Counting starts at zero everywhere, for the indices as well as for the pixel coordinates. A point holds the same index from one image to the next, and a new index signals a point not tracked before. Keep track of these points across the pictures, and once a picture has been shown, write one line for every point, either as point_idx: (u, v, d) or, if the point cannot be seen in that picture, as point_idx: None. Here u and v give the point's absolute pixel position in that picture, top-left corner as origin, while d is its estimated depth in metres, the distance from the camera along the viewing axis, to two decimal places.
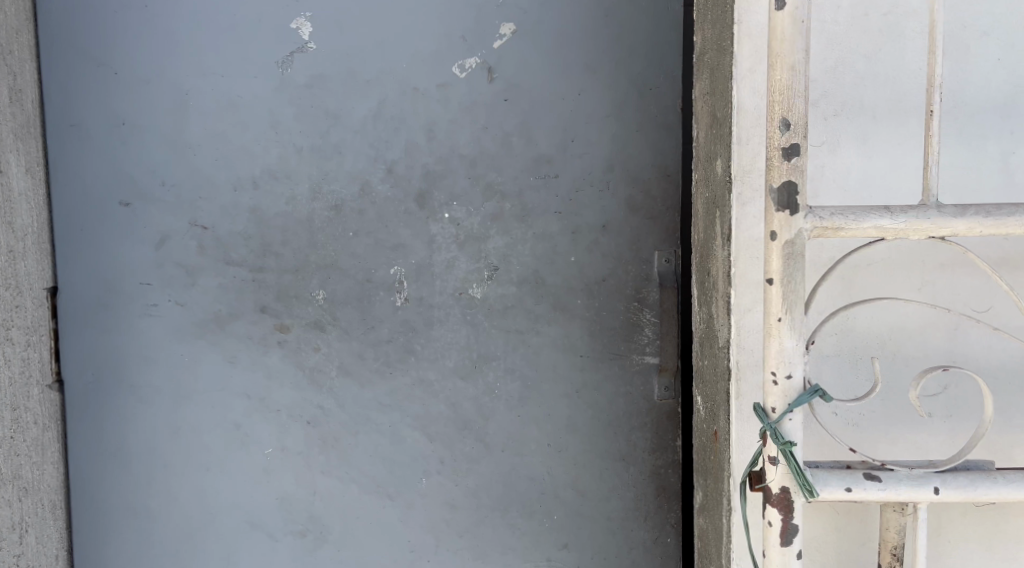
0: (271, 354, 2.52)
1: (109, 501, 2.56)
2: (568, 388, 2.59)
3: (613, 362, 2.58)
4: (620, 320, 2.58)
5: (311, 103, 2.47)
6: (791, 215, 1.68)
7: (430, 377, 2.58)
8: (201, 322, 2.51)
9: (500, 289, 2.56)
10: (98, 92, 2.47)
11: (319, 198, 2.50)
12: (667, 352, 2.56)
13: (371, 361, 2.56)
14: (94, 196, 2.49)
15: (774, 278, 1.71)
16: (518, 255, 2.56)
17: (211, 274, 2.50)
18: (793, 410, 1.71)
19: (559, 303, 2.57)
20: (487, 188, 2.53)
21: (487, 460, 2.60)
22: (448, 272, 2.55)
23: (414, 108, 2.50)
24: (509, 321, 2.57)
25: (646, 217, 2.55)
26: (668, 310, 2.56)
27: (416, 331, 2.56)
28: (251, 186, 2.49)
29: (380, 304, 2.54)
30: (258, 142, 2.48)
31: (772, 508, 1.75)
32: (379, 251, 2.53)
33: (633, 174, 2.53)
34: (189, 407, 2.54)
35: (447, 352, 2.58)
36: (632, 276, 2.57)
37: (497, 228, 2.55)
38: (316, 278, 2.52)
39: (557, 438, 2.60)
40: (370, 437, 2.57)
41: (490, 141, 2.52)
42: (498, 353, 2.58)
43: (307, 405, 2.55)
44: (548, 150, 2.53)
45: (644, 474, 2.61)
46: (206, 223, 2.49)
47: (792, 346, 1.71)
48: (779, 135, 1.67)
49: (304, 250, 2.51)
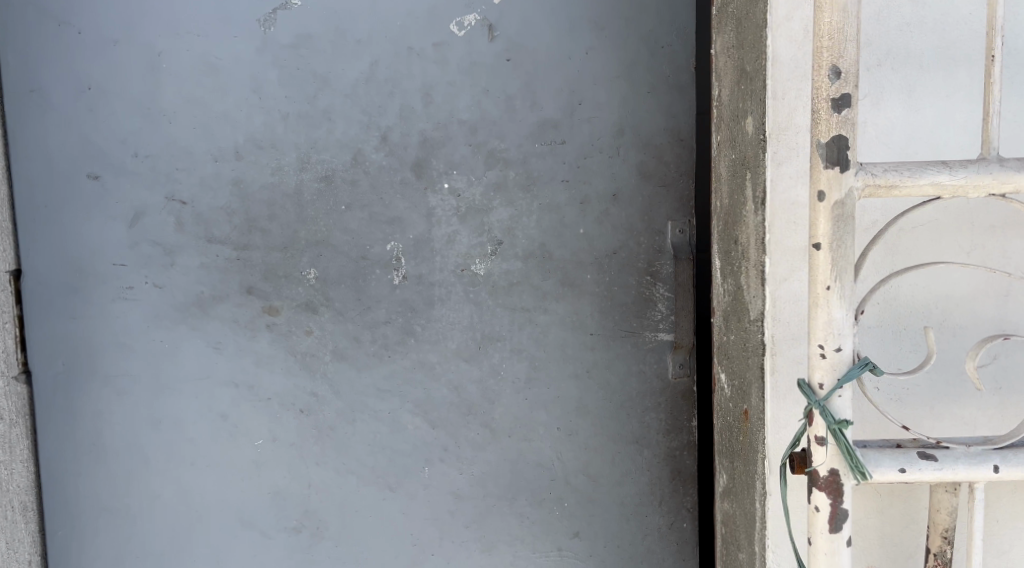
0: (259, 339, 2.33)
1: (86, 502, 2.37)
2: (578, 369, 2.44)
3: (625, 340, 2.43)
4: (632, 296, 2.42)
5: (297, 64, 2.27)
6: (841, 172, 1.53)
7: (431, 360, 2.41)
8: (182, 305, 2.31)
9: (505, 264, 2.40)
10: (60, 55, 2.25)
11: (307, 168, 2.31)
12: (682, 328, 2.42)
13: (368, 344, 2.38)
14: (60, 170, 2.28)
15: (821, 243, 1.56)
16: (524, 228, 2.39)
17: (192, 254, 2.30)
18: (843, 385, 1.56)
19: (568, 278, 2.41)
20: (489, 156, 2.36)
21: (493, 446, 2.45)
22: (448, 247, 2.38)
23: (410, 70, 2.31)
24: (514, 299, 2.41)
25: (658, 185, 2.39)
26: (683, 283, 2.41)
27: (416, 311, 2.39)
28: (233, 156, 2.28)
29: (376, 283, 2.36)
30: (240, 108, 2.27)
31: (819, 492, 1.60)
32: (373, 226, 2.35)
33: (645, 139, 2.38)
34: (170, 397, 2.34)
35: (449, 332, 2.41)
36: (645, 249, 2.41)
37: (500, 199, 2.38)
38: (306, 255, 2.33)
39: (567, 421, 2.45)
40: (368, 426, 2.40)
41: (492, 104, 2.34)
42: (503, 332, 2.42)
43: (299, 392, 2.36)
44: (554, 114, 2.36)
45: (659, 457, 2.47)
46: (185, 198, 2.28)
47: (842, 317, 1.56)
48: (828, 85, 1.52)
49: (293, 225, 2.32)
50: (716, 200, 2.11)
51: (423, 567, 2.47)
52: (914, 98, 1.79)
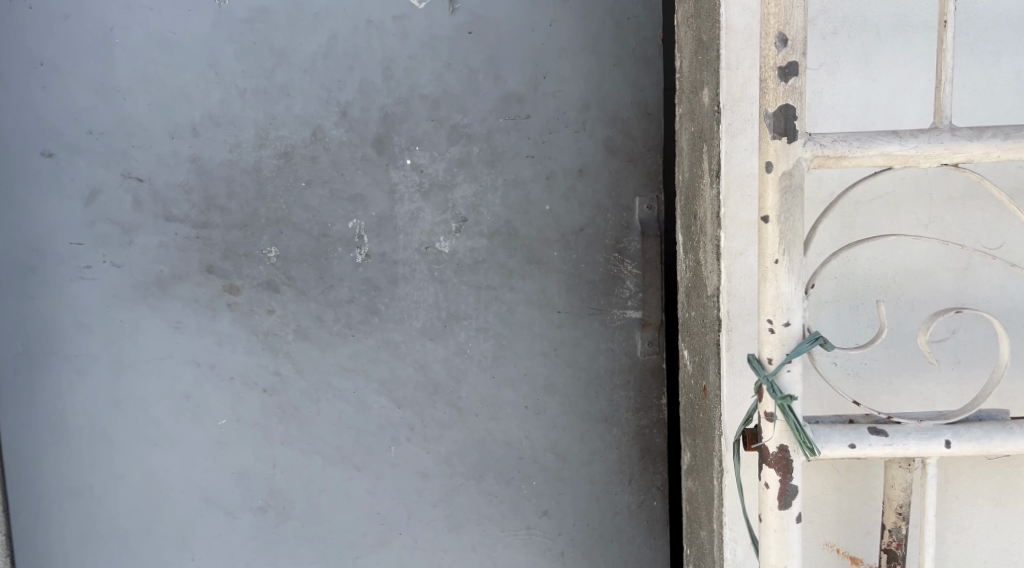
0: (220, 319, 2.31)
1: (50, 482, 2.36)
2: (545, 347, 2.42)
3: (593, 318, 2.41)
4: (600, 273, 2.40)
5: (253, 39, 2.24)
6: (789, 142, 1.49)
7: (395, 339, 2.39)
8: (141, 285, 2.29)
9: (469, 242, 2.38)
10: (11, 31, 2.21)
11: (266, 145, 2.28)
12: (650, 306, 2.41)
13: (332, 323, 2.36)
14: (15, 148, 2.25)
15: (770, 216, 1.52)
16: (488, 205, 2.36)
17: (150, 232, 2.27)
18: (791, 360, 1.53)
19: (535, 256, 2.39)
20: (452, 131, 2.33)
21: (460, 426, 2.43)
22: (411, 225, 2.36)
23: (369, 43, 2.27)
24: (480, 277, 2.39)
25: (625, 160, 2.37)
26: (651, 260, 2.39)
27: (380, 289, 2.36)
28: (190, 133, 2.25)
29: (339, 261, 2.34)
30: (196, 84, 2.24)
31: (769, 468, 1.58)
32: (335, 203, 2.32)
33: (611, 112, 2.35)
34: (132, 377, 2.33)
35: (414, 311, 2.39)
36: (612, 225, 2.39)
37: (464, 174, 2.35)
38: (267, 233, 2.30)
39: (534, 400, 2.44)
40: (332, 405, 2.38)
41: (454, 79, 2.31)
42: (469, 311, 2.40)
43: (263, 372, 2.35)
44: (518, 88, 2.33)
45: (628, 435, 2.46)
46: (142, 176, 2.25)
47: (790, 291, 1.53)
48: (775, 53, 1.48)
49: (253, 203, 2.29)
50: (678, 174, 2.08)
51: (391, 546, 2.46)
52: (871, 66, 1.75)
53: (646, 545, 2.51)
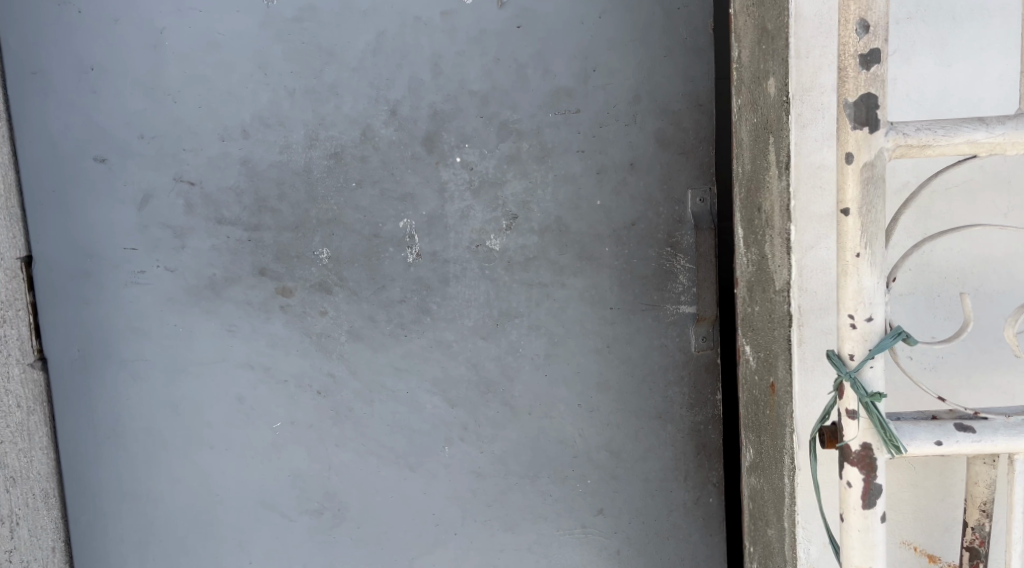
0: (273, 321, 2.29)
1: (107, 487, 2.34)
2: (598, 344, 2.40)
3: (646, 313, 2.40)
4: (652, 268, 2.38)
5: (301, 38, 2.22)
6: (871, 132, 1.45)
7: (448, 339, 2.36)
8: (194, 289, 2.27)
9: (520, 239, 2.35)
10: (61, 36, 2.20)
11: (316, 145, 2.26)
12: (704, 301, 2.38)
13: (384, 324, 2.33)
14: (66, 154, 2.23)
15: (850, 208, 1.48)
16: (539, 201, 2.34)
17: (202, 235, 2.25)
18: (874, 356, 1.50)
19: (586, 252, 2.37)
20: (502, 128, 2.31)
21: (513, 425, 2.41)
22: (462, 223, 2.33)
23: (418, 40, 2.25)
24: (531, 274, 2.37)
25: (677, 151, 2.35)
26: (704, 254, 2.37)
27: (431, 289, 2.34)
28: (240, 135, 2.23)
29: (390, 262, 2.32)
30: (245, 85, 2.22)
31: (851, 467, 1.54)
32: (386, 203, 2.30)
33: (661, 105, 2.33)
34: (186, 382, 2.30)
35: (466, 310, 2.36)
36: (665, 219, 2.37)
37: (514, 171, 2.33)
38: (319, 234, 2.28)
39: (588, 397, 2.41)
40: (386, 406, 2.36)
41: (503, 74, 2.28)
42: (521, 308, 2.38)
43: (316, 374, 2.32)
44: (567, 82, 2.30)
45: (683, 431, 2.44)
46: (193, 179, 2.24)
47: (872, 285, 1.49)
48: (856, 40, 1.43)
49: (303, 204, 2.27)
50: (737, 166, 2.04)
51: (446, 546, 2.44)
52: (946, 54, 1.71)
53: (702, 542, 2.48)
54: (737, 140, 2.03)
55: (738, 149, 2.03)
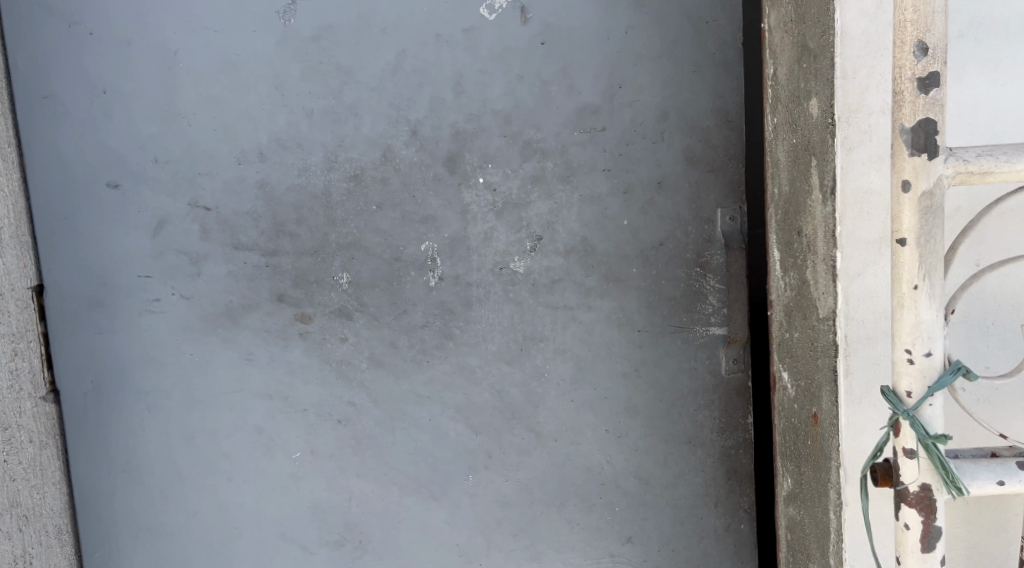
0: (291, 348, 2.22)
1: (122, 521, 2.27)
2: (625, 367, 2.33)
3: (675, 335, 2.32)
4: (681, 290, 2.31)
5: (319, 58, 2.15)
6: (930, 158, 1.38)
7: (472, 364, 2.29)
8: (210, 316, 2.19)
9: (545, 260, 2.28)
10: (72, 58, 2.14)
11: (335, 167, 2.19)
12: (734, 322, 2.31)
13: (406, 349, 2.26)
14: (77, 179, 2.17)
15: (907, 238, 1.42)
16: (565, 221, 2.27)
17: (219, 261, 2.18)
18: (934, 393, 1.43)
19: (613, 274, 2.30)
20: (526, 147, 2.24)
21: (539, 451, 2.33)
22: (486, 245, 2.26)
23: (439, 58, 2.18)
24: (556, 296, 2.30)
25: (706, 169, 2.28)
26: (735, 274, 2.30)
27: (454, 313, 2.27)
28: (257, 158, 2.16)
29: (412, 286, 2.25)
30: (261, 106, 2.15)
31: (908, 508, 1.48)
32: (407, 225, 2.23)
33: (690, 121, 2.26)
34: (203, 412, 2.23)
35: (490, 334, 2.29)
36: (694, 239, 2.30)
37: (539, 191, 2.26)
38: (338, 258, 2.21)
39: (615, 422, 2.34)
40: (409, 434, 2.29)
41: (527, 92, 2.22)
42: (546, 332, 2.31)
43: (336, 403, 2.25)
44: (593, 100, 2.23)
45: (713, 456, 2.37)
46: (209, 204, 2.17)
47: (931, 318, 1.43)
48: (913, 63, 1.37)
49: (322, 227, 2.20)
50: (771, 187, 1.98)
51: None
52: (1000, 70, 1.77)
53: None
54: (770, 161, 1.97)
55: (771, 170, 1.97)
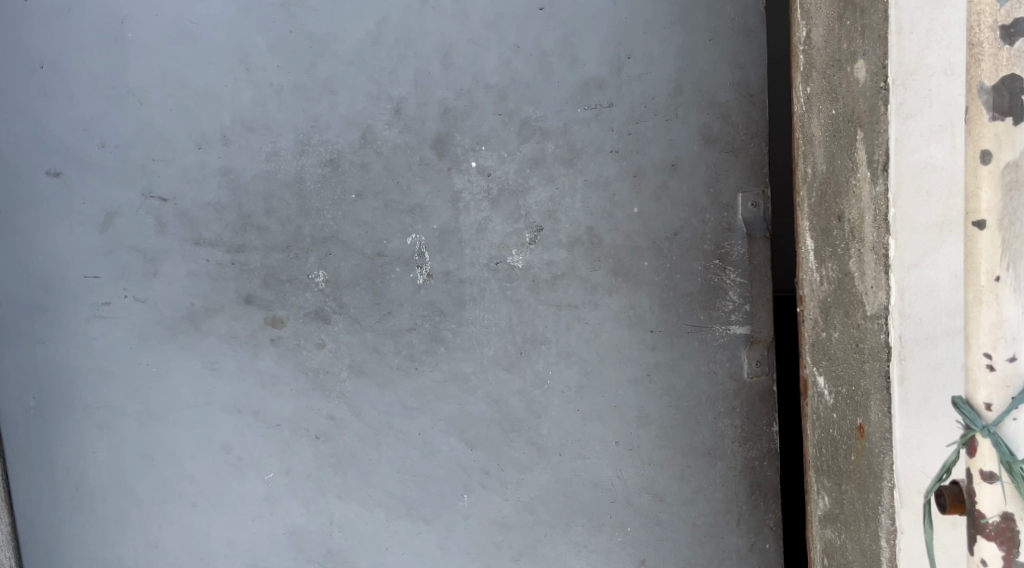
0: (262, 356, 1.96)
1: (73, 554, 2.01)
2: (636, 372, 2.09)
3: (692, 336, 2.08)
4: (698, 284, 2.07)
5: (289, 27, 1.90)
6: (1015, 123, 1.17)
7: (466, 371, 2.04)
8: (169, 322, 1.94)
9: (547, 254, 2.04)
10: (5, 29, 1.88)
11: (308, 151, 1.94)
12: (758, 320, 2.08)
13: (391, 356, 2.01)
14: (14, 167, 1.91)
15: (985, 220, 1.20)
16: (567, 210, 2.03)
17: (177, 259, 1.93)
18: (1019, 407, 1.19)
19: (622, 268, 2.06)
20: (524, 126, 2.00)
21: (542, 467, 2.09)
22: (479, 237, 2.02)
23: (424, 27, 1.94)
24: (560, 294, 2.05)
25: (725, 150, 2.04)
26: (758, 267, 2.07)
27: (445, 314, 2.02)
28: (220, 141, 1.91)
29: (397, 284, 2.00)
30: (223, 83, 1.90)
31: (986, 542, 1.25)
32: (391, 216, 1.98)
33: (706, 96, 2.02)
34: (162, 430, 1.97)
35: (485, 338, 2.05)
36: (712, 228, 2.06)
37: (539, 176, 2.02)
38: (313, 255, 1.96)
39: (626, 433, 2.10)
40: (395, 450, 2.04)
41: (524, 65, 1.98)
42: (548, 334, 2.06)
43: (313, 417, 2.00)
44: (598, 72, 1.99)
45: (735, 469, 2.13)
46: (165, 194, 1.91)
47: (1015, 317, 1.19)
48: (994, 8, 1.16)
49: (295, 219, 1.95)
50: (801, 166, 1.74)
51: None
52: None
53: None
54: (800, 138, 1.73)
55: (801, 148, 1.74)
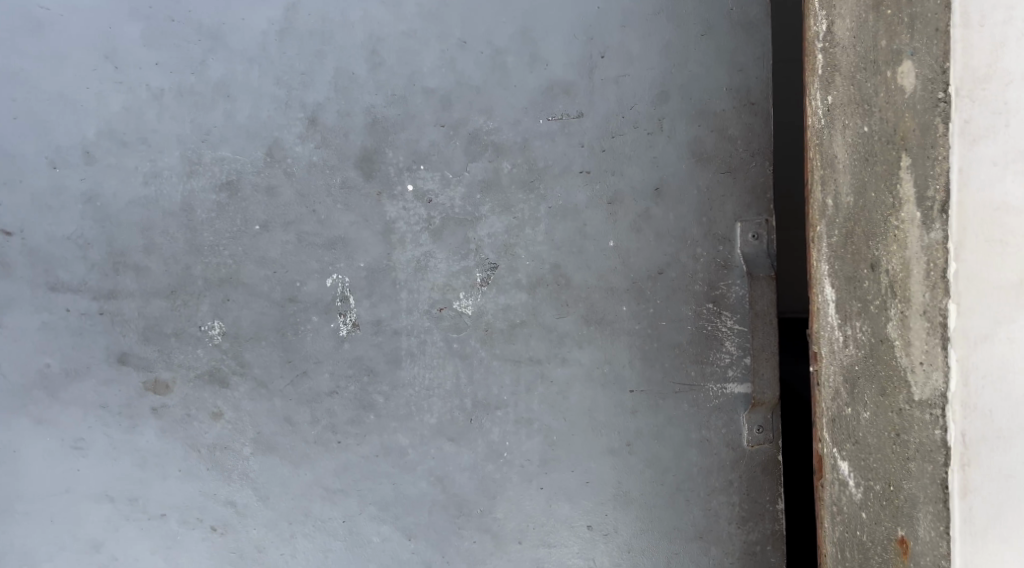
0: (141, 431, 1.58)
1: None
2: (613, 442, 1.70)
3: (680, 397, 1.70)
4: (687, 334, 1.69)
5: (169, 14, 1.54)
6: None
7: (401, 444, 1.65)
8: (19, 389, 1.57)
9: (503, 298, 1.65)
10: None
11: (198, 172, 1.56)
12: (761, 379, 1.69)
13: (306, 426, 1.62)
14: None
15: None
16: (528, 243, 1.64)
17: (28, 311, 1.56)
18: None
19: (595, 314, 1.67)
20: (473, 141, 1.62)
21: (497, 560, 1.69)
22: (418, 278, 1.63)
23: (346, 16, 1.57)
24: (519, 346, 1.66)
25: (722, 170, 1.66)
26: (762, 313, 1.68)
27: (375, 374, 1.63)
28: (81, 158, 1.55)
29: (314, 337, 1.61)
30: (85, 85, 1.54)
31: None
32: (306, 252, 1.59)
33: (697, 104, 1.65)
34: (15, 522, 1.61)
35: (425, 402, 1.65)
36: (705, 265, 1.68)
37: (492, 202, 1.63)
38: (205, 301, 1.57)
39: (601, 516, 1.71)
40: (314, 541, 1.64)
41: (472, 64, 1.60)
42: (505, 397, 1.67)
43: (208, 503, 1.60)
44: (564, 75, 1.62)
45: (733, 557, 1.73)
46: (11, 227, 1.55)
47: None
48: None
49: (181, 257, 1.56)
50: (816, 194, 1.37)
51: None
52: None
53: None
54: (817, 160, 1.36)
55: (818, 173, 1.36)
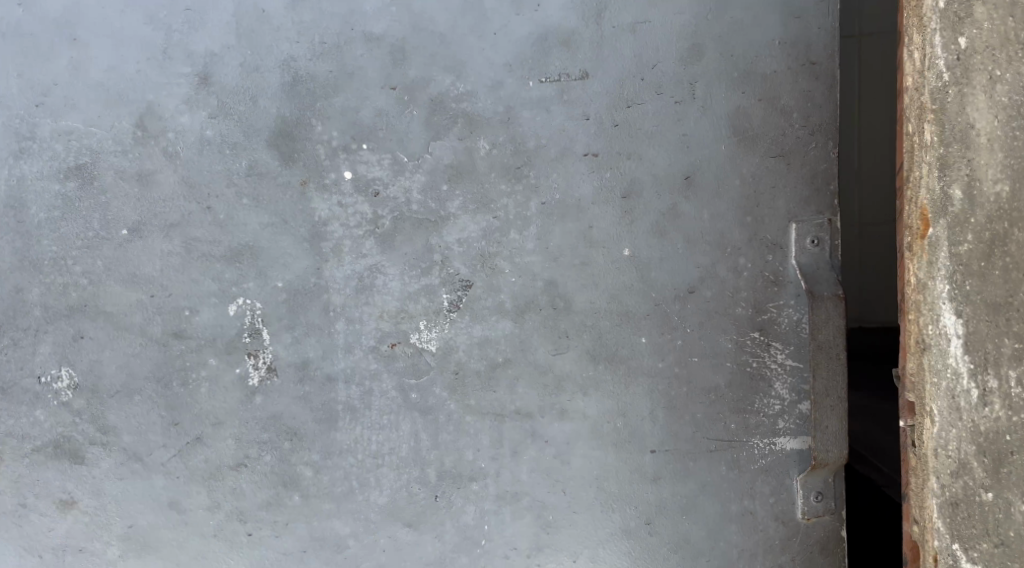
0: None
1: None
2: (628, 520, 1.22)
3: (715, 457, 1.22)
4: (724, 375, 1.21)
5: None
6: None
7: (339, 533, 1.18)
8: None
9: (480, 328, 1.19)
10: None
11: (32, 152, 1.15)
12: (826, 433, 1.21)
13: (201, 512, 1.17)
14: None
15: None
16: (513, 252, 1.19)
17: None
18: None
19: (603, 348, 1.20)
20: (435, 111, 1.16)
21: None
22: (362, 302, 1.17)
23: None
24: (502, 395, 1.20)
25: (773, 152, 1.20)
26: (826, 346, 1.20)
27: (300, 438, 1.17)
28: None
29: (212, 390, 1.16)
30: None
31: None
32: (197, 268, 1.15)
33: (740, 62, 1.19)
34: None
35: (372, 475, 1.19)
36: (749, 280, 1.21)
37: (463, 197, 1.17)
38: (45, 344, 1.16)
39: None
40: None
41: (433, 2, 1.16)
42: (483, 464, 1.20)
43: None
44: (561, 18, 1.17)
45: None
46: None
47: None
48: None
49: (8, 277, 1.16)
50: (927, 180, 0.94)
51: None
52: None
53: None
54: (931, 131, 0.93)
55: (934, 152, 0.93)
